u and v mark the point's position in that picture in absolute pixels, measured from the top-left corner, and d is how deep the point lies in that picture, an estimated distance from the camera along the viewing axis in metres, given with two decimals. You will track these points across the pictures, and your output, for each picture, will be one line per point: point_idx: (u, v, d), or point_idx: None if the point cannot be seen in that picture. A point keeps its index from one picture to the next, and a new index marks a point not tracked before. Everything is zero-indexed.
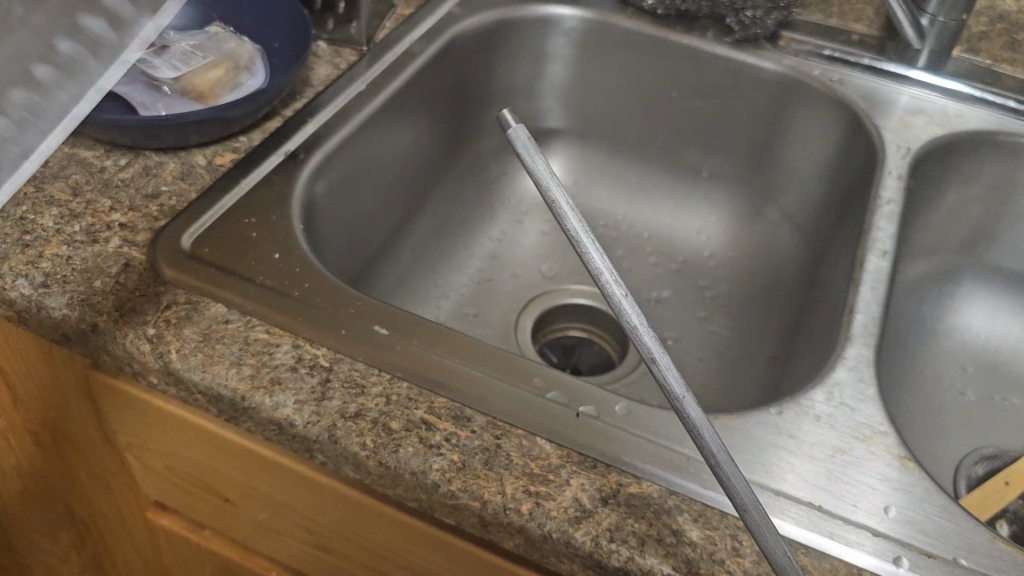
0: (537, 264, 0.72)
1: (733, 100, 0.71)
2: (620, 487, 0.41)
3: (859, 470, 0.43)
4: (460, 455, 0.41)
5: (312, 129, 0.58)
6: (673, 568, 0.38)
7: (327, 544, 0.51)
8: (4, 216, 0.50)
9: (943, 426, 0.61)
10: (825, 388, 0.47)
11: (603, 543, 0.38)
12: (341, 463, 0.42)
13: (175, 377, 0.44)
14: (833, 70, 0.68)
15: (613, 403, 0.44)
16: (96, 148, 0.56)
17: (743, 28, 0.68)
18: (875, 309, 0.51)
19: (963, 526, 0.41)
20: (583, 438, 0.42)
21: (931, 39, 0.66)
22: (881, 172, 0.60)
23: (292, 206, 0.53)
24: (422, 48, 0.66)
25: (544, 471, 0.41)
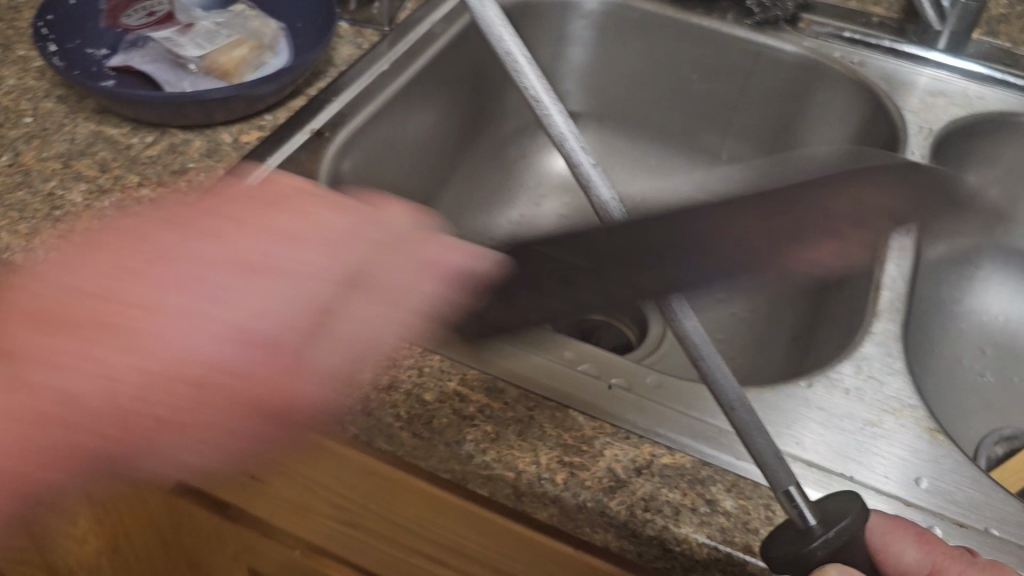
0: (556, 246, 0.73)
1: (753, 82, 0.71)
2: (654, 458, 0.41)
3: (889, 442, 0.43)
4: (494, 427, 0.41)
5: (336, 108, 0.58)
6: (708, 536, 0.38)
7: (355, 520, 0.51)
8: (33, 191, 0.50)
9: (963, 405, 0.62)
10: (852, 361, 0.47)
11: (638, 512, 0.39)
12: (375, 434, 0.43)
13: None
14: (853, 52, 0.68)
15: (642, 375, 0.45)
16: (122, 125, 0.56)
17: (763, 11, 0.68)
18: (900, 285, 0.51)
19: (994, 497, 0.41)
20: (616, 410, 0.43)
21: (953, 20, 0.66)
22: (904, 151, 0.60)
23: (320, 183, 0.54)
24: (444, 29, 0.66)
25: (577, 442, 0.41)
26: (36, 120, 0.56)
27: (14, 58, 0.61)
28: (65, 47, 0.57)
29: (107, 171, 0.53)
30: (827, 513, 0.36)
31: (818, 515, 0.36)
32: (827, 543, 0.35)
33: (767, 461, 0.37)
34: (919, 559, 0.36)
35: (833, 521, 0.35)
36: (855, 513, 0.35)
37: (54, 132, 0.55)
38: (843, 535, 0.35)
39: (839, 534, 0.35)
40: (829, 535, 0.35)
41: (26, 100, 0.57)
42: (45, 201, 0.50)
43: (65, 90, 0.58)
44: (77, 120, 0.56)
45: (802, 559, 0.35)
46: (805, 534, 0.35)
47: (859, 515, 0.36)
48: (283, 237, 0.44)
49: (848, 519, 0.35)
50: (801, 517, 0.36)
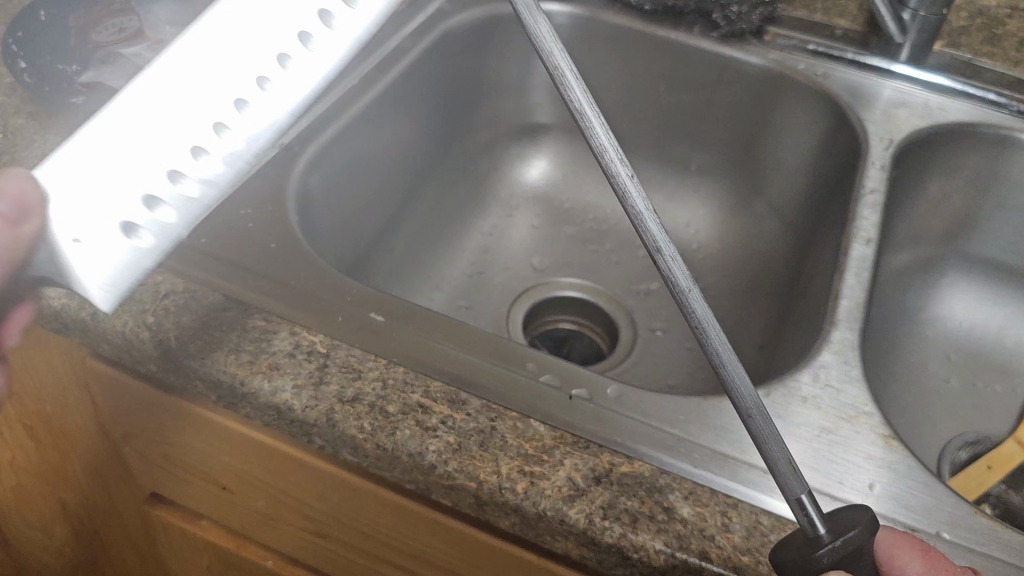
0: (528, 257, 0.73)
1: (720, 93, 0.72)
2: (613, 466, 0.42)
3: (845, 449, 0.44)
4: (457, 437, 0.42)
5: (305, 123, 0.59)
6: (665, 544, 0.39)
7: (323, 531, 0.52)
8: None
9: (928, 411, 0.63)
10: (811, 370, 0.48)
11: (597, 520, 0.39)
12: (339, 446, 0.43)
13: (175, 363, 0.45)
14: (818, 65, 0.69)
15: (603, 386, 0.45)
16: None
17: (729, 24, 0.69)
18: (859, 295, 0.52)
19: (945, 502, 0.42)
20: (576, 420, 0.43)
21: (913, 33, 0.67)
22: (865, 162, 0.61)
23: (288, 198, 0.54)
24: (413, 43, 0.67)
25: (539, 452, 0.42)
26: (5, 136, 0.56)
27: None
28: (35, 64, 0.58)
29: None
30: (838, 524, 0.34)
31: (829, 524, 0.34)
32: (831, 553, 0.32)
33: (777, 467, 0.34)
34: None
35: (843, 530, 0.33)
36: (862, 525, 0.33)
37: (23, 147, 0.55)
38: (849, 546, 0.32)
39: (847, 545, 0.32)
40: (833, 546, 0.32)
41: None
42: None
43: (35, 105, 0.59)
44: (47, 136, 0.56)
45: (805, 566, 0.33)
46: (814, 542, 0.33)
47: (867, 528, 0.33)
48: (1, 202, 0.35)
49: (853, 531, 0.33)
50: (811, 526, 0.33)
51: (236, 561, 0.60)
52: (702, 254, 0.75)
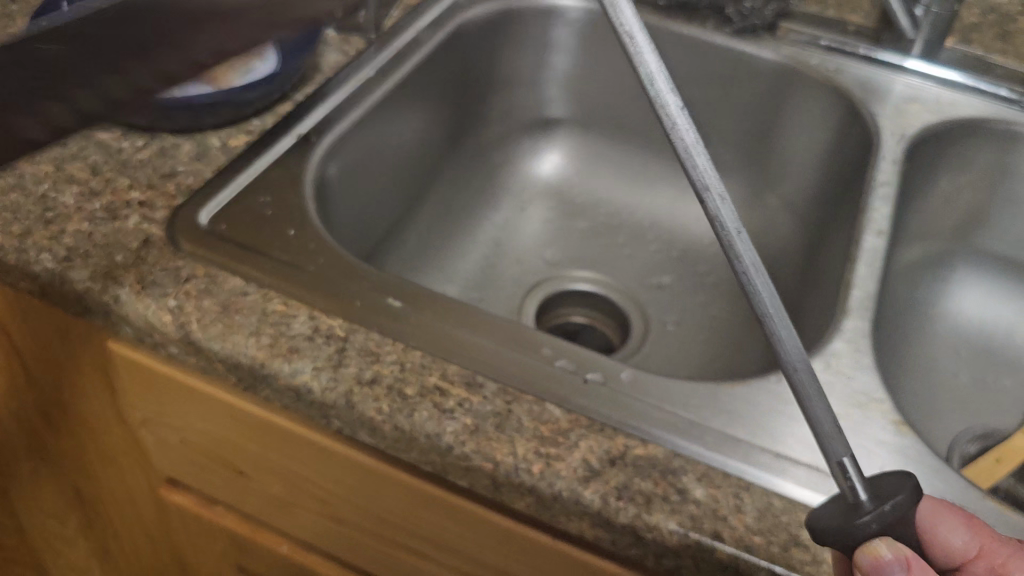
0: (541, 250, 0.74)
1: (733, 87, 0.72)
2: (627, 449, 0.42)
3: (856, 434, 0.44)
4: (473, 419, 0.43)
5: (323, 113, 0.60)
6: (678, 524, 0.39)
7: (339, 514, 0.52)
8: (25, 194, 0.52)
9: (938, 404, 0.63)
10: (822, 358, 0.48)
11: (611, 500, 0.40)
12: (358, 429, 0.44)
13: (196, 347, 0.45)
14: (830, 60, 0.69)
15: (618, 371, 0.46)
16: (113, 130, 0.58)
17: (742, 19, 0.70)
18: (870, 284, 0.52)
19: (955, 487, 0.42)
20: (591, 403, 0.44)
21: (925, 28, 0.68)
22: (876, 156, 0.62)
23: (305, 185, 0.55)
24: (429, 36, 0.67)
25: (554, 434, 0.42)
26: None
27: None
28: None
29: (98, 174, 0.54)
30: (878, 488, 0.33)
31: (868, 489, 0.33)
32: (884, 516, 0.32)
33: (818, 428, 0.33)
34: (966, 541, 0.36)
35: (885, 496, 0.33)
36: (907, 491, 0.33)
37: None
38: (897, 510, 0.32)
39: (896, 509, 0.32)
40: (885, 510, 0.32)
41: None
42: (38, 204, 0.51)
43: None
44: None
45: (847, 534, 0.32)
46: (855, 508, 0.32)
47: (912, 494, 0.33)
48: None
49: (900, 495, 0.32)
50: (852, 491, 0.33)
51: (251, 547, 0.60)
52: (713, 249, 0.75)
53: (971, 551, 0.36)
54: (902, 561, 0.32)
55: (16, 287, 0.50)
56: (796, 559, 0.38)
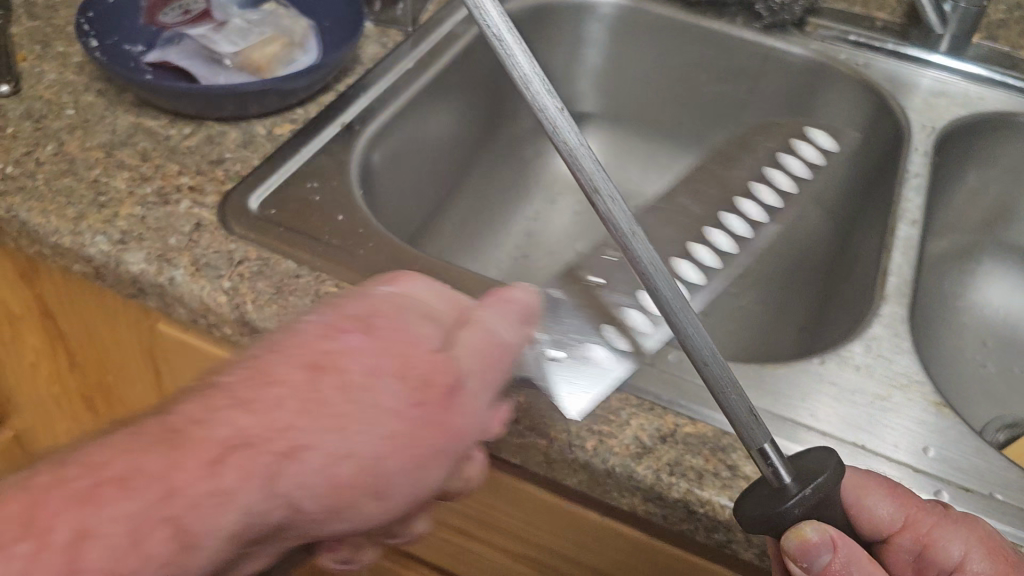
0: (571, 244, 0.74)
1: (761, 83, 0.73)
2: (677, 427, 0.43)
3: (898, 415, 0.45)
4: (527, 398, 0.44)
5: (365, 103, 0.61)
6: (730, 498, 0.40)
7: None
8: (78, 179, 0.53)
9: (967, 394, 0.64)
10: (863, 341, 0.49)
11: (664, 476, 0.41)
12: None
13: (251, 328, 0.46)
14: (858, 55, 0.70)
15: (665, 352, 0.47)
16: (160, 118, 0.59)
17: (772, 15, 0.71)
18: (907, 272, 0.53)
19: (997, 465, 0.43)
20: (640, 383, 0.45)
21: (953, 24, 0.69)
22: (908, 148, 0.63)
23: (350, 173, 0.56)
24: (465, 29, 0.68)
25: (605, 412, 0.43)
26: (78, 113, 0.58)
27: (54, 54, 0.63)
28: (105, 43, 0.60)
29: (147, 160, 0.55)
30: (803, 471, 0.35)
31: (792, 471, 0.35)
32: (806, 501, 0.34)
33: (738, 418, 0.35)
34: (891, 512, 0.37)
35: (808, 478, 0.35)
36: (830, 470, 0.35)
37: (96, 123, 0.57)
38: (819, 492, 0.34)
39: (816, 491, 0.34)
40: (806, 494, 0.34)
41: (67, 94, 0.60)
42: (91, 188, 0.52)
43: (104, 85, 0.61)
44: (117, 113, 0.58)
45: (777, 518, 0.34)
46: (781, 492, 0.34)
47: (834, 473, 0.35)
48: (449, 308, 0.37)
49: (823, 476, 0.34)
50: (776, 476, 0.35)
51: None
52: None
53: (895, 522, 0.37)
54: (828, 542, 0.35)
55: (70, 269, 0.51)
56: None
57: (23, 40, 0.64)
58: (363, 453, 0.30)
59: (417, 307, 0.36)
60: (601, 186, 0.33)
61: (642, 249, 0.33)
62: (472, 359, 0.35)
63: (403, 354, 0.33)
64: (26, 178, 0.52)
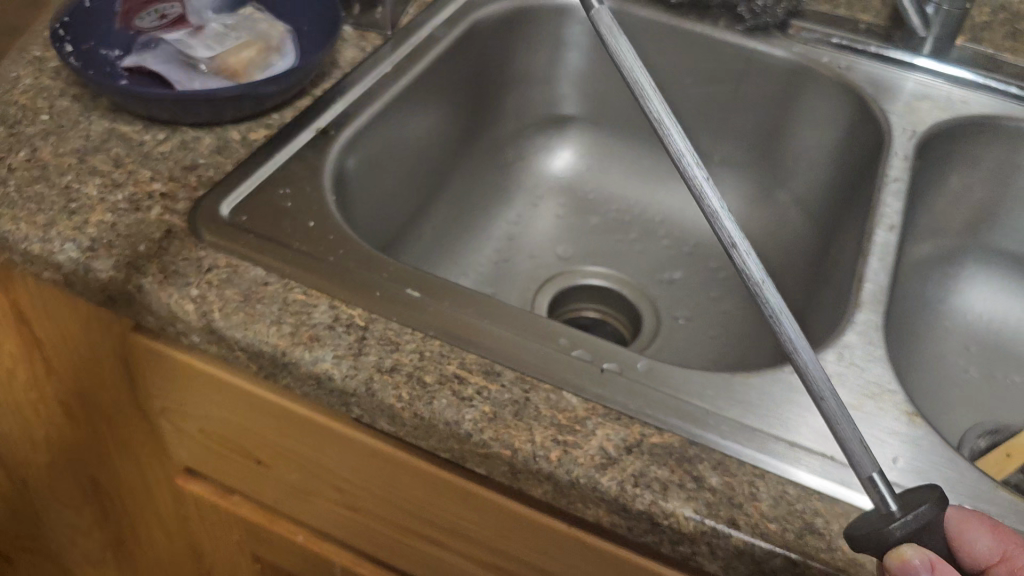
0: (553, 246, 0.74)
1: (744, 86, 0.73)
2: (643, 437, 0.43)
3: (868, 424, 0.45)
4: (492, 407, 0.43)
5: (341, 108, 0.60)
6: (694, 510, 0.40)
7: (356, 503, 0.53)
8: (49, 185, 0.53)
9: (948, 400, 0.63)
10: (835, 349, 0.49)
11: (628, 487, 0.41)
12: (377, 416, 0.44)
13: (218, 335, 0.46)
14: (841, 57, 0.70)
15: (634, 360, 0.47)
16: (135, 123, 0.58)
17: (754, 17, 0.71)
18: (882, 278, 0.53)
19: (967, 476, 0.43)
20: (607, 392, 0.45)
21: (936, 27, 0.68)
22: (889, 153, 0.62)
23: (324, 179, 0.56)
24: (444, 33, 0.68)
25: (571, 422, 0.43)
26: (52, 118, 0.58)
27: (30, 59, 0.63)
28: (81, 48, 0.60)
29: (121, 166, 0.55)
30: (908, 500, 0.34)
31: (898, 500, 0.34)
32: (906, 527, 0.32)
33: (847, 444, 0.35)
34: (991, 546, 0.35)
35: (913, 506, 0.33)
36: (933, 500, 0.33)
37: (70, 129, 0.57)
38: (921, 519, 0.33)
39: (918, 517, 0.33)
40: (907, 519, 0.32)
41: (42, 99, 0.59)
42: (62, 194, 0.52)
43: (80, 90, 0.61)
44: (91, 118, 0.58)
45: (877, 540, 0.33)
46: (885, 517, 0.33)
47: (938, 502, 0.33)
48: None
49: (925, 505, 0.33)
50: (882, 502, 0.34)
51: (268, 536, 0.61)
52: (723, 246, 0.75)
53: (995, 555, 0.35)
54: (927, 564, 0.32)
55: (40, 276, 0.51)
56: (810, 546, 0.39)
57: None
58: None
59: None
60: (736, 242, 0.38)
61: (773, 298, 0.37)
62: None
63: None
64: None
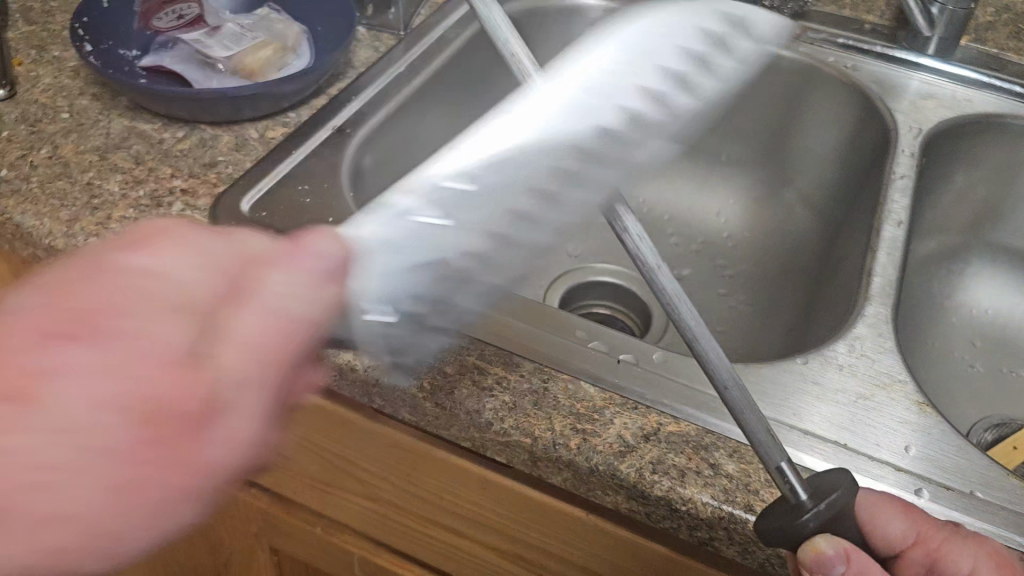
0: (563, 244, 0.75)
1: (750, 85, 0.74)
2: (660, 426, 0.44)
3: (880, 413, 0.46)
4: (512, 397, 0.44)
5: (357, 107, 0.61)
6: (711, 496, 0.41)
7: (375, 494, 0.54)
8: (72, 182, 0.54)
9: (954, 394, 0.64)
10: (846, 341, 0.50)
11: (646, 474, 0.42)
12: (399, 406, 0.46)
13: None
14: (846, 57, 0.71)
15: (650, 352, 0.48)
16: (154, 122, 0.59)
17: (761, 18, 0.71)
18: (891, 272, 0.54)
19: (978, 464, 0.44)
20: (625, 382, 0.45)
21: (941, 27, 0.69)
22: (895, 151, 0.63)
23: (341, 176, 0.57)
24: (457, 34, 0.69)
25: (589, 411, 0.44)
26: (73, 116, 0.59)
27: (50, 59, 0.64)
28: (100, 48, 0.61)
29: (141, 163, 0.56)
30: (818, 489, 0.37)
31: (808, 489, 0.36)
32: (817, 515, 0.35)
33: (756, 436, 0.36)
34: (904, 530, 0.38)
35: (823, 494, 0.36)
36: (844, 488, 0.36)
37: (90, 127, 0.58)
38: (831, 507, 0.35)
39: (830, 506, 0.35)
40: (818, 509, 0.35)
41: (62, 97, 0.60)
42: (84, 191, 0.53)
43: (99, 89, 0.62)
44: (111, 116, 0.59)
45: (791, 531, 0.35)
46: (797, 506, 0.36)
47: (848, 489, 0.36)
48: (246, 258, 0.30)
49: (836, 493, 0.36)
50: (792, 493, 0.36)
51: (286, 529, 0.62)
52: (731, 243, 0.76)
53: (909, 538, 0.38)
54: (840, 555, 0.35)
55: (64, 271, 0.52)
56: None
57: (18, 45, 0.65)
58: (75, 366, 0.24)
59: (166, 286, 0.28)
60: (627, 226, 0.42)
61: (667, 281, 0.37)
62: (251, 351, 0.27)
63: (120, 341, 0.26)
64: (20, 182, 0.53)
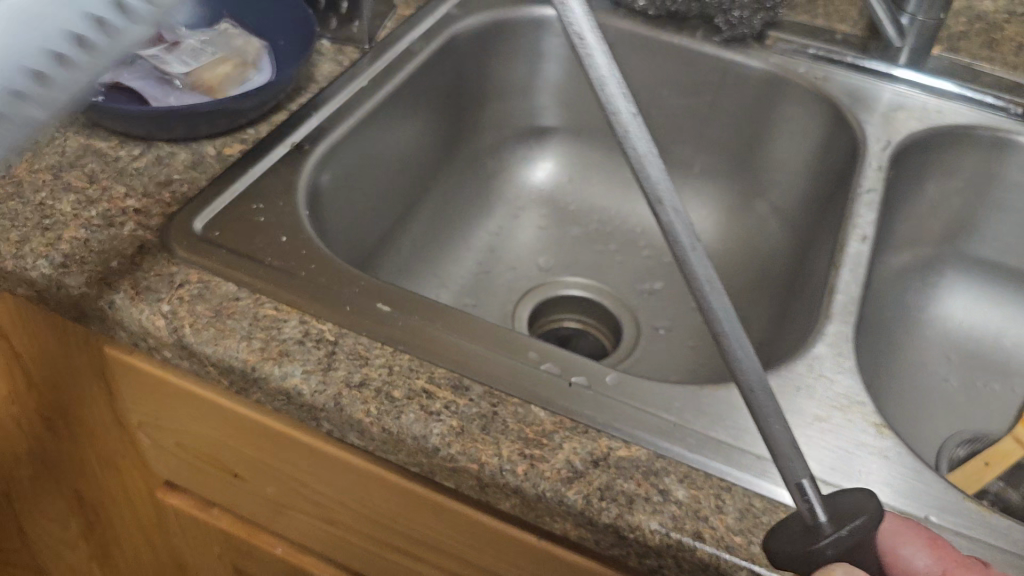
0: (534, 257, 0.74)
1: (721, 96, 0.73)
2: (610, 451, 0.43)
3: (836, 435, 0.45)
4: (459, 422, 0.43)
5: (316, 123, 0.61)
6: (659, 524, 0.40)
7: (331, 516, 0.53)
8: (23, 202, 0.53)
9: (926, 408, 0.63)
10: (805, 361, 0.49)
11: (593, 501, 0.41)
12: (347, 430, 0.45)
13: (188, 351, 0.46)
14: (818, 68, 0.70)
15: (603, 374, 0.47)
16: (111, 139, 0.59)
17: (731, 28, 0.71)
18: (854, 289, 0.53)
19: (935, 488, 0.43)
20: (574, 406, 0.45)
21: (911, 37, 0.69)
22: (864, 163, 0.62)
23: (298, 193, 0.56)
24: (422, 46, 0.69)
25: (539, 436, 0.43)
26: None
27: None
28: None
29: (95, 182, 0.55)
30: (838, 511, 0.33)
31: (828, 511, 0.33)
32: (839, 540, 0.32)
33: (782, 449, 0.33)
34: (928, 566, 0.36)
35: (846, 517, 0.33)
36: (867, 513, 0.33)
37: (45, 145, 0.57)
38: (854, 534, 0.32)
39: (852, 532, 0.32)
40: (841, 535, 0.32)
41: None
42: (36, 211, 0.52)
43: None
44: (67, 134, 0.58)
45: (808, 556, 0.32)
46: (813, 529, 0.33)
47: (872, 516, 0.33)
48: None
49: (860, 518, 0.33)
50: (809, 512, 0.33)
51: (249, 550, 0.62)
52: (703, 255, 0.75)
53: None
54: None
55: (14, 293, 0.51)
56: None
57: None
58: None
59: None
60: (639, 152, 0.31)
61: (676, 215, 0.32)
62: None
63: None
64: None
